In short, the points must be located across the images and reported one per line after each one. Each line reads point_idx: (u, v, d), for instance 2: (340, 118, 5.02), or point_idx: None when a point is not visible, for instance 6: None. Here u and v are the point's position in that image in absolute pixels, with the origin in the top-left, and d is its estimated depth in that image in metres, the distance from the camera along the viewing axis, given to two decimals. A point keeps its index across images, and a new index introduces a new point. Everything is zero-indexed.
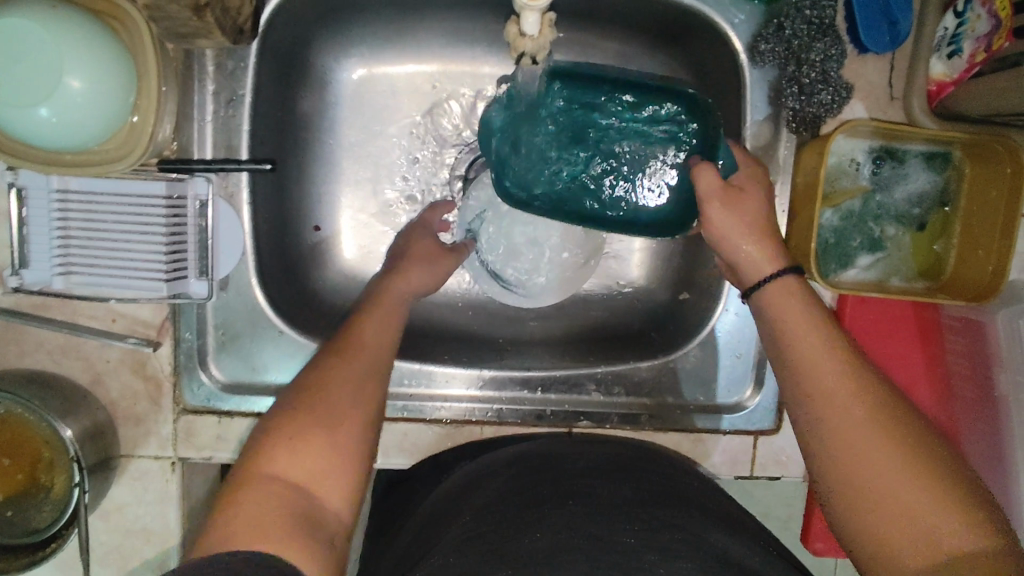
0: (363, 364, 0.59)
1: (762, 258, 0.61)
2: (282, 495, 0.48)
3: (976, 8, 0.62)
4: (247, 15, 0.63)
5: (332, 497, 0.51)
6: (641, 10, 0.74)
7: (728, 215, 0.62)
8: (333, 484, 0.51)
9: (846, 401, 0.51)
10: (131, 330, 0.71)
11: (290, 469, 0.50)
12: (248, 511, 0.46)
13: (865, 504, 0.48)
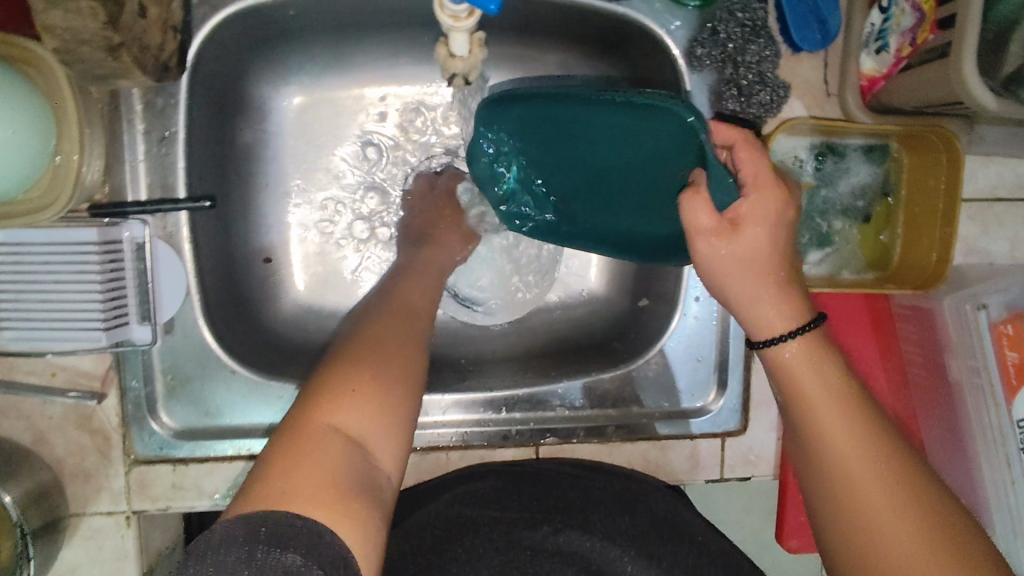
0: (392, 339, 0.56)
1: (775, 307, 0.53)
2: (339, 448, 0.45)
3: (899, 4, 0.63)
4: (171, 52, 0.61)
5: (384, 460, 0.48)
6: (578, 22, 0.73)
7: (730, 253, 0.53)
8: (387, 445, 0.48)
9: (827, 392, 0.51)
10: (73, 384, 0.68)
11: (348, 421, 0.47)
12: (305, 463, 0.43)
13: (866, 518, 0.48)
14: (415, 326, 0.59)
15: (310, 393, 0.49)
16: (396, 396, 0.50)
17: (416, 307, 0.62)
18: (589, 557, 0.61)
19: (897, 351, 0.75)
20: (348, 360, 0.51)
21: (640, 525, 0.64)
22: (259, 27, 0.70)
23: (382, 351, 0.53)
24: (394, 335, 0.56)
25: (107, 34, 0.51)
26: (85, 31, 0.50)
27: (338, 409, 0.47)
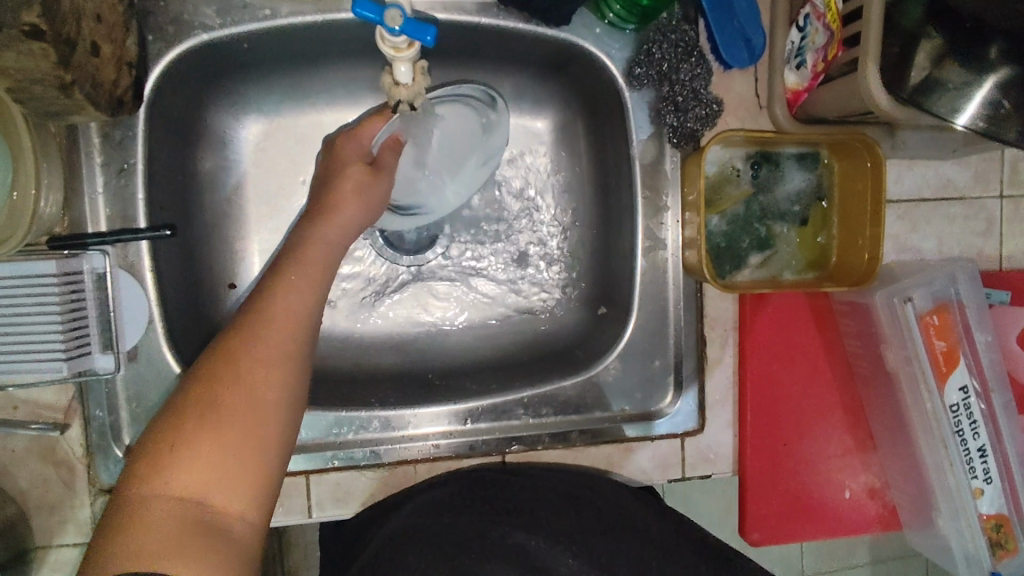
0: (271, 354, 0.55)
1: None
2: (169, 512, 0.48)
3: (813, 23, 0.68)
4: (125, 86, 0.63)
5: (227, 503, 0.50)
6: (524, 47, 0.77)
7: None
8: (233, 491, 0.50)
9: None
10: (35, 416, 0.68)
11: (181, 483, 0.49)
12: (141, 533, 0.47)
13: None
14: (285, 340, 0.57)
15: (156, 441, 0.51)
16: (240, 440, 0.51)
17: (287, 309, 0.58)
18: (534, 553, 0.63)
19: (840, 345, 0.79)
20: (190, 404, 0.52)
21: (586, 518, 0.68)
22: (215, 60, 0.72)
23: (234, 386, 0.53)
24: (247, 356, 0.55)
25: (58, 73, 0.53)
26: (36, 72, 0.52)
27: (166, 471, 0.49)
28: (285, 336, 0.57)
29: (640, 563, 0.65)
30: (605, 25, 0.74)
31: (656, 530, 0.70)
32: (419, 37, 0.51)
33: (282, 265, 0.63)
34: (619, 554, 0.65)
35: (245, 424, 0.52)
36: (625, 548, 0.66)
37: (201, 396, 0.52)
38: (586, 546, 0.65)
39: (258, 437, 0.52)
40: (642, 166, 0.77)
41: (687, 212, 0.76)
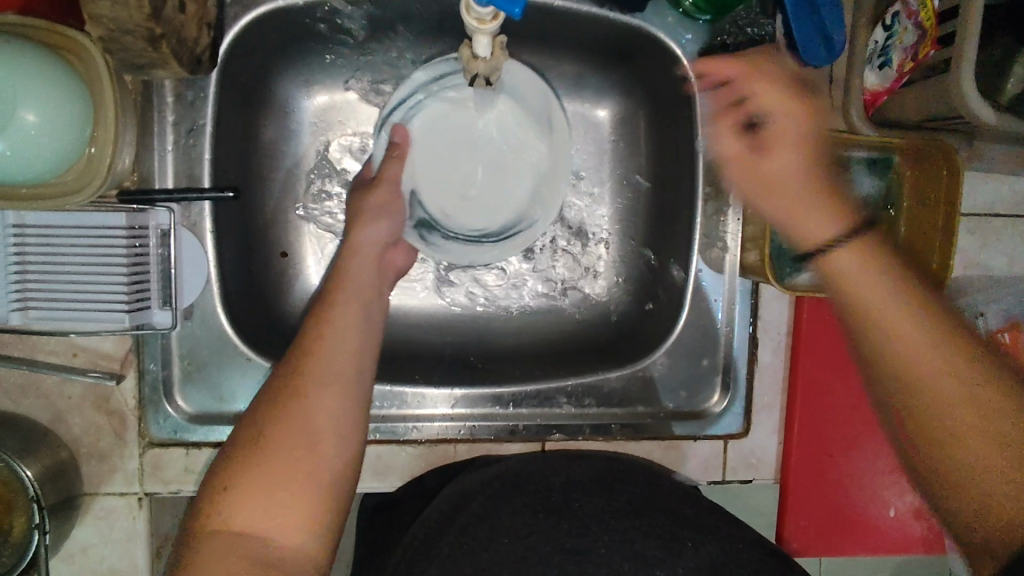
0: (327, 375, 0.58)
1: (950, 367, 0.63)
2: (230, 541, 0.50)
3: (902, 22, 0.67)
4: (204, 46, 0.65)
5: (286, 530, 0.52)
6: (594, 34, 0.76)
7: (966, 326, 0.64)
8: (289, 519, 0.52)
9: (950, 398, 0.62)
10: (93, 365, 0.70)
11: (242, 516, 0.51)
12: (205, 564, 0.49)
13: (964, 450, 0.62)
14: (338, 371, 0.59)
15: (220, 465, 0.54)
16: (295, 475, 0.53)
17: (337, 341, 0.61)
18: (565, 539, 0.61)
19: None
20: (252, 431, 0.55)
21: (619, 500, 0.65)
22: (287, 29, 0.72)
23: (288, 423, 0.55)
24: (302, 380, 0.57)
25: (150, 25, 0.54)
26: (129, 22, 0.53)
27: (228, 501, 0.52)
28: (338, 367, 0.59)
29: (674, 545, 0.61)
30: (678, 14, 0.74)
31: (692, 510, 0.65)
32: (507, 8, 0.51)
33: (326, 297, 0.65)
34: (650, 538, 0.62)
35: (302, 459, 0.54)
36: (658, 531, 0.62)
37: (261, 434, 0.55)
38: (619, 532, 0.62)
39: (315, 473, 0.54)
40: (706, 161, 0.75)
41: (749, 211, 0.74)
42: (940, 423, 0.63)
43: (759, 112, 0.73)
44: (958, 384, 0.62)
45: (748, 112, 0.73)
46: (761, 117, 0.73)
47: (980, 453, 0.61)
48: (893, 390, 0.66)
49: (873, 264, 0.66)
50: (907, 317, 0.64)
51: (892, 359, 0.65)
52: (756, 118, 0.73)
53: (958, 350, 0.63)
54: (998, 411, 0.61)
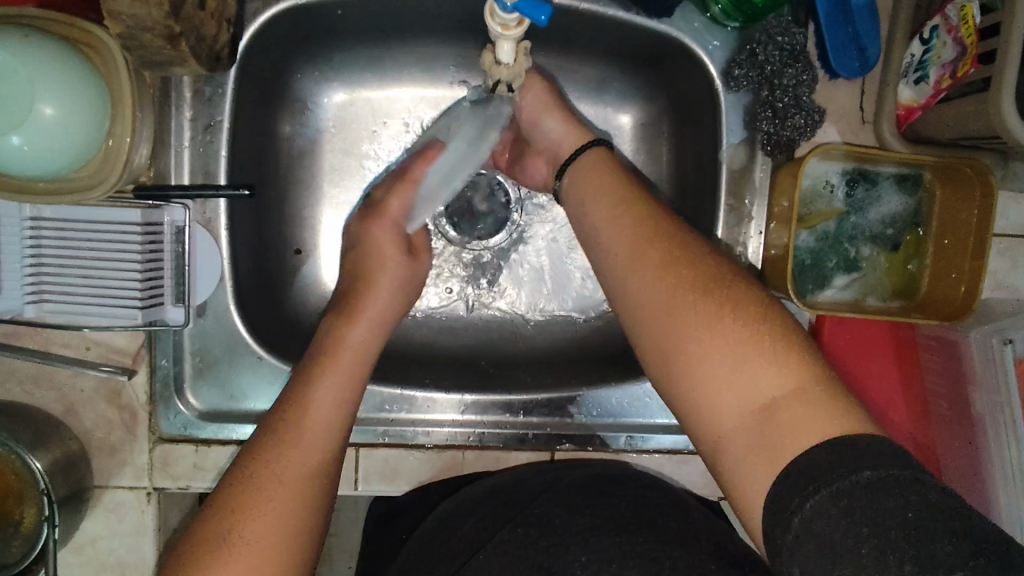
0: (325, 401, 0.60)
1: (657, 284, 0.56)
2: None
3: (941, 36, 0.64)
4: (224, 42, 0.64)
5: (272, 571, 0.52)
6: (620, 38, 0.75)
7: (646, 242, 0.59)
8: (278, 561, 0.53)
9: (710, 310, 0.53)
10: (106, 358, 0.70)
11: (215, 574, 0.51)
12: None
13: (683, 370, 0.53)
14: (318, 425, 0.58)
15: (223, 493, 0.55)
16: (273, 531, 0.53)
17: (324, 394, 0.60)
18: (544, 555, 0.57)
19: (919, 382, 0.75)
20: (255, 466, 0.56)
21: (600, 516, 0.59)
22: (306, 26, 0.71)
23: (268, 480, 0.55)
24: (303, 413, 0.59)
25: (169, 23, 0.54)
26: (148, 19, 0.53)
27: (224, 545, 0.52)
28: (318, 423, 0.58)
29: (652, 566, 0.55)
30: (706, 19, 0.71)
31: (677, 524, 0.60)
32: (532, 15, 0.49)
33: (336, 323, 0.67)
34: (629, 556, 0.55)
35: (281, 517, 0.54)
36: (638, 548, 0.56)
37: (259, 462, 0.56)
38: (597, 551, 0.56)
39: (292, 528, 0.54)
40: (729, 172, 0.73)
41: (772, 224, 0.72)
42: (707, 427, 0.52)
43: (789, 122, 0.71)
44: (764, 375, 0.50)
45: (777, 122, 0.71)
46: (790, 126, 0.71)
47: (741, 470, 0.50)
48: (666, 376, 0.55)
49: (657, 268, 0.56)
50: (694, 312, 0.53)
51: (657, 336, 0.55)
52: (785, 129, 0.71)
53: (746, 339, 0.51)
54: (780, 408, 0.49)
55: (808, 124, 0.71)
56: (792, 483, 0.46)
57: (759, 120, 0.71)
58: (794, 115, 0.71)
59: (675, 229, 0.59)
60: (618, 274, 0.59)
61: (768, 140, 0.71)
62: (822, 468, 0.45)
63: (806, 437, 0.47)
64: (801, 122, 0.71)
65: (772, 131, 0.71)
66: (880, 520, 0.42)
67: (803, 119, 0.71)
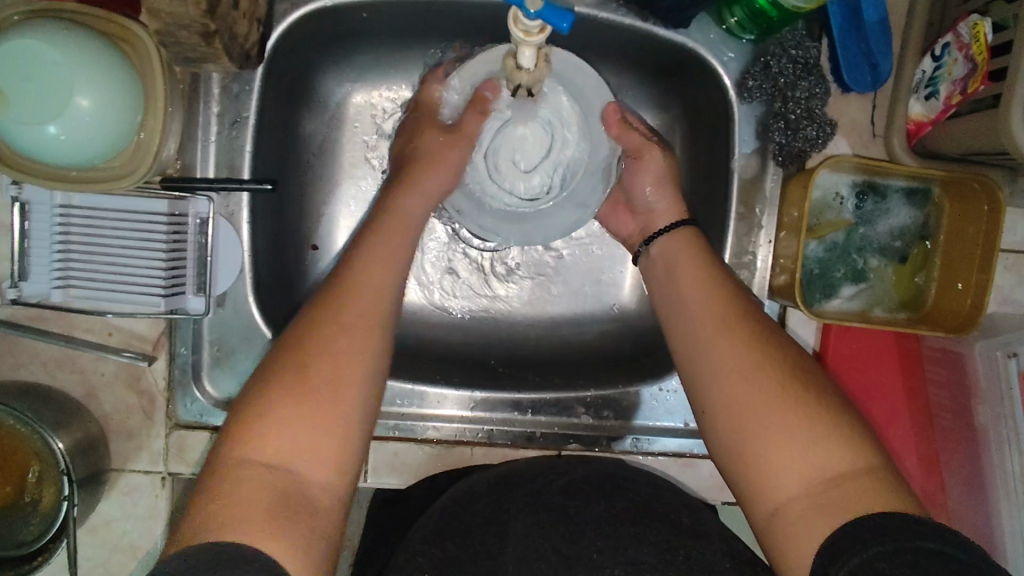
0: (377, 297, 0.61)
1: (729, 358, 0.58)
2: (259, 477, 0.51)
3: (952, 53, 0.65)
4: (254, 41, 0.66)
5: (314, 475, 0.53)
6: (636, 47, 0.76)
7: (711, 309, 0.62)
8: (318, 463, 0.53)
9: (774, 386, 0.56)
10: (127, 345, 0.72)
11: (261, 452, 0.52)
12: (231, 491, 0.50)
13: (751, 442, 0.55)
14: (375, 311, 0.60)
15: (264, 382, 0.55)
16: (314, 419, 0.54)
17: (375, 288, 0.61)
18: (559, 542, 0.60)
19: (923, 393, 0.76)
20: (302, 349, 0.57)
21: (611, 510, 0.62)
22: (332, 27, 0.73)
23: (318, 361, 0.56)
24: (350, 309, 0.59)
25: (204, 21, 0.56)
26: (185, 17, 0.55)
27: (258, 438, 0.52)
28: (367, 310, 0.60)
29: (668, 555, 0.58)
30: (721, 31, 0.73)
31: (691, 521, 0.62)
32: (555, 22, 0.51)
33: (383, 239, 0.66)
34: (643, 544, 0.58)
35: (336, 394, 0.55)
36: (653, 539, 0.59)
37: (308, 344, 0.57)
38: (611, 540, 0.59)
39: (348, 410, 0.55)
40: (741, 181, 0.74)
41: (781, 233, 0.74)
42: (764, 494, 0.54)
43: (802, 134, 0.72)
44: (831, 450, 0.52)
45: (790, 133, 0.72)
46: (801, 136, 0.72)
47: (797, 533, 0.51)
48: (725, 441, 0.57)
49: (734, 342, 0.59)
50: (767, 387, 0.56)
51: (724, 405, 0.57)
52: (797, 140, 0.72)
53: (806, 407, 0.54)
54: (843, 480, 0.51)
55: (820, 136, 0.72)
56: (849, 538, 0.48)
57: (773, 131, 0.73)
58: (807, 126, 0.72)
59: (749, 305, 0.62)
60: (686, 339, 0.62)
61: (781, 151, 0.73)
62: (883, 527, 0.47)
63: (868, 506, 0.49)
64: (812, 133, 0.72)
65: (785, 142, 0.73)
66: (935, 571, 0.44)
67: (815, 131, 0.72)
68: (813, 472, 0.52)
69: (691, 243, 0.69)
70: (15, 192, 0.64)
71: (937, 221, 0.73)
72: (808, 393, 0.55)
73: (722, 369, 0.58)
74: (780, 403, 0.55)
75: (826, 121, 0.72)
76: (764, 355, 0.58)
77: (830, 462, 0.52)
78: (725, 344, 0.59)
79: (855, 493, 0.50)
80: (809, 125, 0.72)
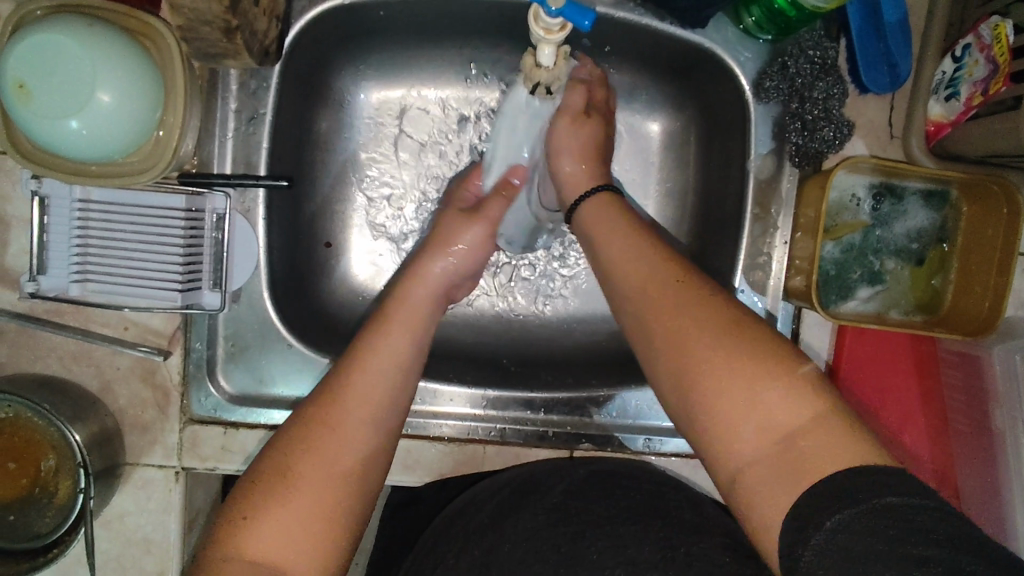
0: (382, 384, 0.60)
1: (682, 318, 0.54)
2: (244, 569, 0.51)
3: (973, 55, 0.65)
4: (273, 38, 0.67)
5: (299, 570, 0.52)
6: (652, 47, 0.76)
7: (662, 271, 0.58)
8: (306, 558, 0.53)
9: (724, 343, 0.52)
10: (142, 339, 0.72)
11: (251, 546, 0.52)
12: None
13: (706, 405, 0.52)
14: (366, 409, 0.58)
15: (266, 467, 0.55)
16: (308, 513, 0.53)
17: (369, 382, 0.60)
18: (560, 541, 0.58)
19: (939, 398, 0.75)
20: (304, 435, 0.56)
21: (618, 506, 0.61)
22: (349, 26, 0.73)
23: (317, 451, 0.55)
24: (354, 397, 0.59)
25: (226, 17, 0.56)
26: (208, 13, 0.56)
27: (248, 531, 0.52)
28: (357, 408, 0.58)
29: (669, 552, 0.56)
30: (738, 31, 0.73)
31: (691, 514, 0.62)
32: (576, 20, 0.52)
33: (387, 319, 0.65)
34: (645, 543, 0.57)
35: (319, 490, 0.54)
36: (653, 538, 0.57)
37: (309, 433, 0.56)
38: (613, 539, 0.57)
39: (328, 512, 0.54)
40: (757, 181, 0.74)
41: (797, 234, 0.73)
42: (725, 458, 0.51)
43: (820, 134, 0.72)
44: (783, 405, 0.49)
45: (807, 133, 0.72)
46: (819, 135, 0.72)
47: (762, 499, 0.48)
48: (683, 404, 0.53)
49: (686, 301, 0.55)
50: (720, 344, 0.52)
51: (677, 367, 0.54)
52: (814, 141, 0.72)
53: (764, 366, 0.50)
54: (801, 437, 0.48)
55: (837, 136, 0.72)
56: (821, 510, 0.45)
57: (790, 131, 0.73)
58: (825, 127, 0.72)
59: (690, 267, 0.59)
60: (637, 301, 0.58)
61: (798, 151, 0.73)
62: (841, 492, 0.44)
63: (829, 463, 0.46)
64: (830, 133, 0.72)
65: (803, 142, 0.72)
66: (899, 535, 0.42)
67: (832, 130, 0.72)
68: (775, 433, 0.49)
69: (609, 209, 0.68)
70: (35, 186, 0.65)
71: (954, 223, 0.72)
72: (762, 348, 0.51)
73: (673, 330, 0.54)
74: (734, 359, 0.51)
75: (843, 120, 0.72)
76: (713, 311, 0.54)
77: (792, 418, 0.48)
78: (676, 302, 0.55)
79: (821, 453, 0.47)
80: (827, 125, 0.72)
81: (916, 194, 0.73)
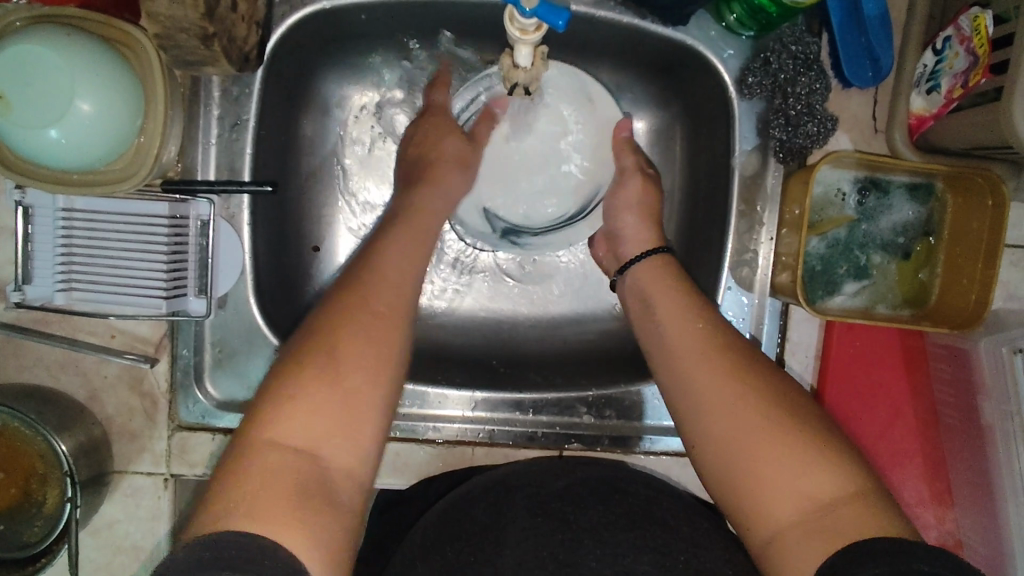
0: (399, 285, 0.61)
1: (712, 383, 0.58)
2: (283, 464, 0.50)
3: (954, 46, 0.65)
4: (253, 44, 0.66)
5: (338, 468, 0.52)
6: (635, 47, 0.76)
7: (690, 333, 0.62)
8: (339, 452, 0.52)
9: (759, 414, 0.55)
10: (129, 347, 0.73)
11: (289, 436, 0.51)
12: (253, 481, 0.49)
13: (743, 476, 0.54)
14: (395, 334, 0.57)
15: (280, 369, 0.55)
16: (342, 406, 0.53)
17: (386, 286, 0.60)
18: (558, 548, 0.59)
19: (928, 391, 0.75)
20: (325, 330, 0.56)
21: (614, 512, 0.62)
22: (332, 29, 0.73)
23: (341, 347, 0.55)
24: (367, 290, 0.59)
25: (203, 24, 0.56)
26: (184, 20, 0.56)
27: (279, 425, 0.51)
28: (381, 323, 0.57)
29: (664, 561, 0.58)
30: (721, 28, 0.72)
31: (688, 527, 0.61)
32: (550, 20, 0.51)
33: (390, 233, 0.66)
34: (641, 552, 0.58)
35: (343, 381, 0.54)
36: (649, 545, 0.59)
37: (326, 334, 0.56)
38: (609, 547, 0.59)
39: (360, 400, 0.54)
40: (742, 178, 0.74)
41: (783, 230, 0.73)
42: (758, 523, 0.53)
43: (804, 130, 0.72)
44: (821, 476, 0.52)
45: (791, 129, 0.72)
46: (803, 130, 0.72)
47: (796, 557, 0.50)
48: (720, 475, 0.56)
49: (718, 370, 0.58)
50: (757, 416, 0.55)
51: (716, 439, 0.57)
52: (800, 137, 0.72)
53: (796, 437, 0.54)
54: (833, 505, 0.51)
55: (821, 131, 0.72)
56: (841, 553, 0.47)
57: (776, 128, 0.73)
58: (809, 123, 0.72)
59: None
60: (672, 368, 0.62)
61: (784, 148, 0.73)
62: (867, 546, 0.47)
63: (855, 530, 0.49)
64: (814, 128, 0.72)
65: (788, 138, 0.72)
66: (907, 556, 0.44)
67: (817, 125, 0.72)
68: (808, 500, 0.51)
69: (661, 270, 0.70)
70: (18, 196, 0.65)
71: (942, 218, 0.72)
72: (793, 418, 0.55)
73: (710, 397, 0.58)
74: (768, 433, 0.54)
75: (825, 113, 0.72)
76: (745, 381, 0.57)
77: (824, 488, 0.51)
78: (709, 369, 0.59)
79: (850, 516, 0.50)
80: (810, 121, 0.72)
81: (904, 195, 0.73)
